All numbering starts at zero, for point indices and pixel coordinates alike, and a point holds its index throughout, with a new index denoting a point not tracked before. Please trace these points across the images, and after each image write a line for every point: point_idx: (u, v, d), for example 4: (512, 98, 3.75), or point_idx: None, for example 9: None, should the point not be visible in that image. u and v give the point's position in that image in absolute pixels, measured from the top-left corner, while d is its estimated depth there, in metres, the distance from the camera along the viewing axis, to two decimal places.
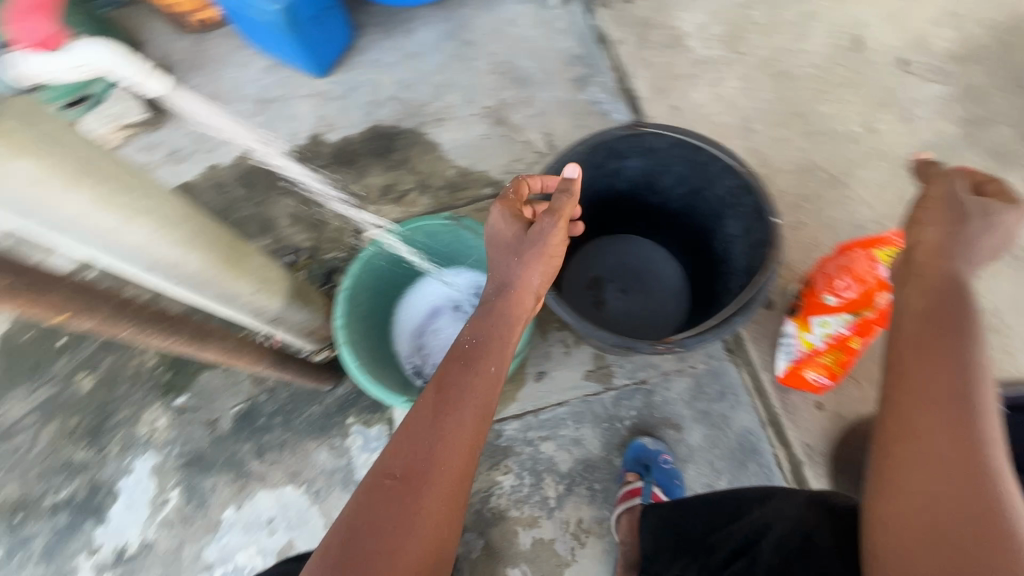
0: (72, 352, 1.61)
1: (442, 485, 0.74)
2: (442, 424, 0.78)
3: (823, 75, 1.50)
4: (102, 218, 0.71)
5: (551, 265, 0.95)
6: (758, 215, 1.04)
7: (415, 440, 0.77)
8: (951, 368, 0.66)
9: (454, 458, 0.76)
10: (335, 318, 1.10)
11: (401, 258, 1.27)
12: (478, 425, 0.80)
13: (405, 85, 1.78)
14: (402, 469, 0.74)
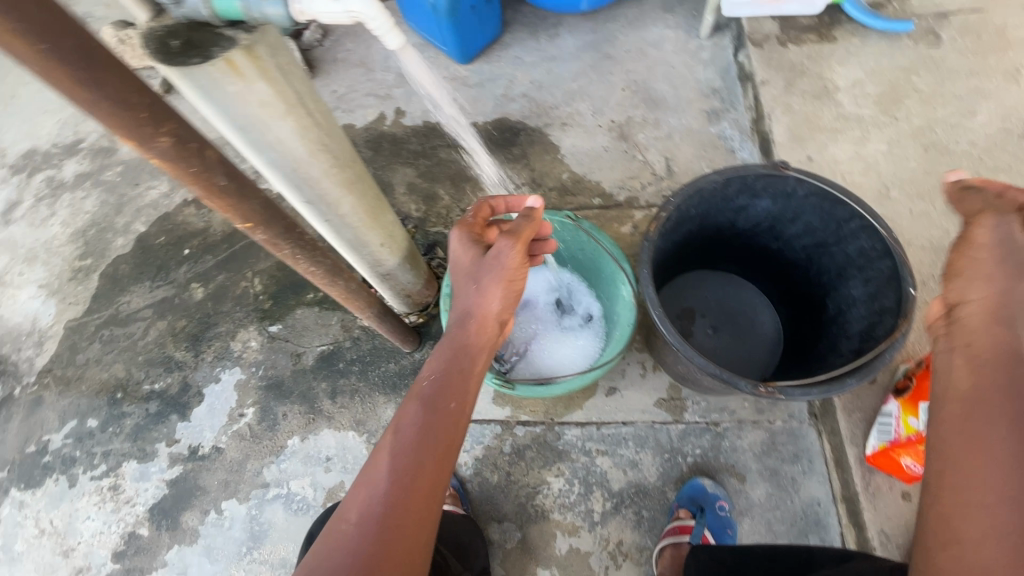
0: (192, 264, 1.77)
1: (401, 548, 0.65)
2: (396, 479, 0.69)
3: (980, 156, 1.42)
4: (296, 141, 0.76)
5: (517, 284, 0.90)
6: (893, 283, 0.99)
7: (364, 504, 0.67)
8: (985, 444, 0.59)
9: (407, 505, 0.67)
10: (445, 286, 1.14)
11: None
12: (437, 471, 0.71)
13: (539, 84, 1.84)
14: (353, 543, 0.64)
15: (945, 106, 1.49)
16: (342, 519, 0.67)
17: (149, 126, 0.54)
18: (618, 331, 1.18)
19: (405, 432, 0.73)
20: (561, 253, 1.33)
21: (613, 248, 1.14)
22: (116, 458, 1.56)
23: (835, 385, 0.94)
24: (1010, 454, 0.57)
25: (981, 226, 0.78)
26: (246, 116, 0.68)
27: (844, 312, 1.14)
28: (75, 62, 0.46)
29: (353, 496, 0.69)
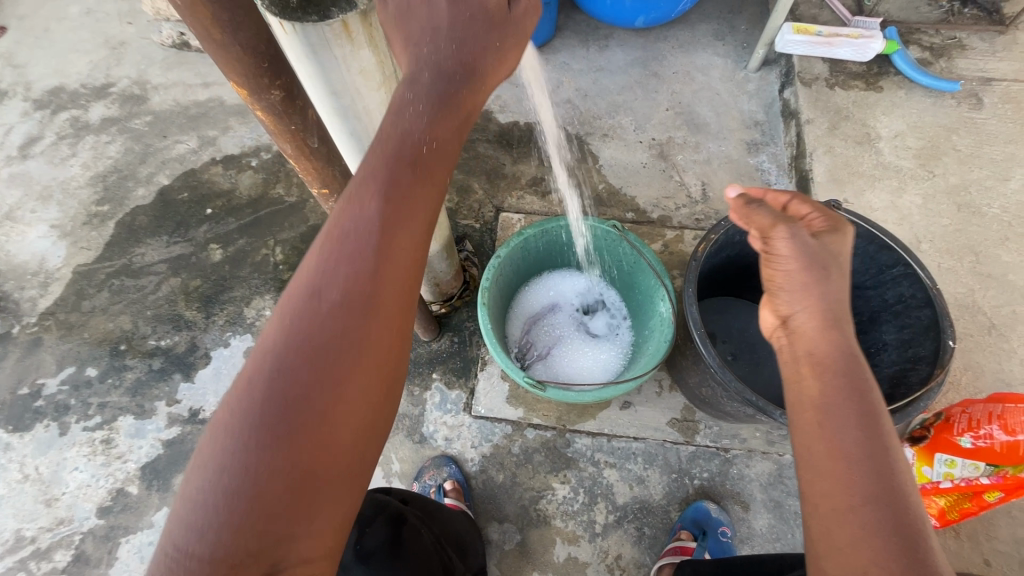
0: (213, 224, 1.73)
1: (360, 373, 0.53)
2: (348, 293, 0.53)
3: (1009, 221, 1.46)
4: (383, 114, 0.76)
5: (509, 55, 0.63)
6: (930, 332, 1.01)
7: (305, 324, 0.51)
8: (837, 457, 0.61)
9: (379, 328, 0.54)
10: (483, 278, 1.13)
11: (552, 246, 1.29)
12: (408, 289, 0.57)
13: (584, 93, 1.84)
14: (292, 376, 0.50)
15: (981, 169, 1.52)
16: (273, 346, 0.51)
17: (267, 79, 0.61)
18: (651, 348, 1.17)
19: (355, 232, 0.54)
20: (601, 262, 1.33)
21: (656, 262, 1.13)
22: (112, 411, 1.52)
23: None
24: (859, 453, 0.61)
25: (779, 239, 0.78)
26: (345, 82, 0.68)
27: (873, 355, 1.15)
28: (225, 6, 0.52)
29: (289, 314, 0.52)
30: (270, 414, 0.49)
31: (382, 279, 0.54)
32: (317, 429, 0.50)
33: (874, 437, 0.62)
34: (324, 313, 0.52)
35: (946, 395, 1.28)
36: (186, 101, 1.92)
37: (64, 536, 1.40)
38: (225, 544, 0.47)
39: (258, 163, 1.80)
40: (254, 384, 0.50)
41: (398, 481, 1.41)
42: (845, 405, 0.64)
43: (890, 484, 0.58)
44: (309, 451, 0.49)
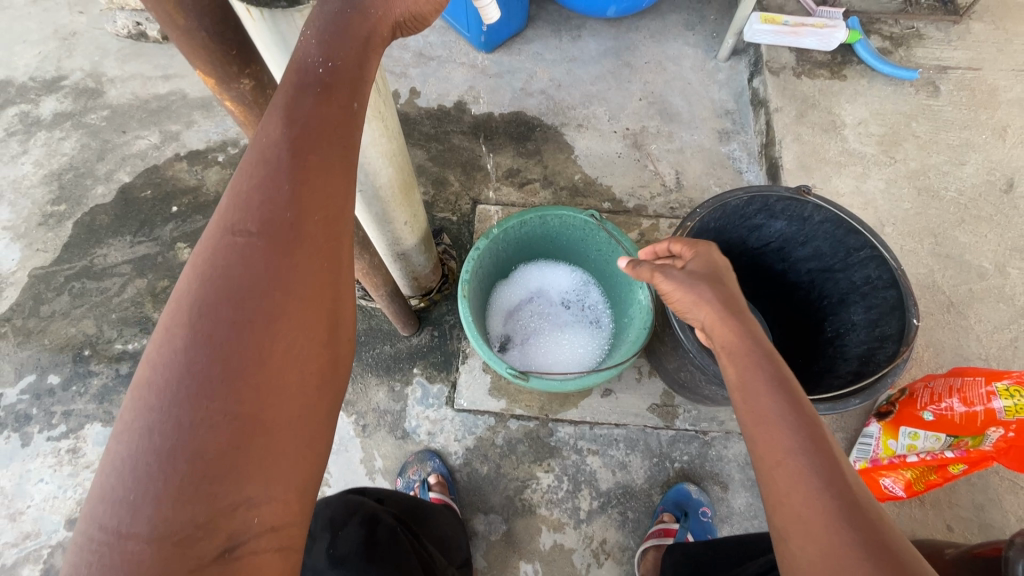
0: (180, 222, 1.67)
1: (295, 308, 0.46)
2: (270, 216, 0.46)
3: (966, 204, 1.52)
4: None
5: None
6: (895, 312, 1.05)
7: (224, 264, 0.45)
8: (759, 423, 0.61)
9: (311, 253, 0.48)
10: (463, 272, 1.11)
11: (530, 236, 1.28)
12: (336, 209, 0.50)
13: (558, 83, 1.84)
14: (216, 311, 0.43)
15: (939, 154, 1.58)
16: (188, 292, 0.44)
17: (234, 66, 0.58)
18: (630, 337, 1.19)
19: (270, 160, 0.48)
20: (580, 249, 1.33)
21: (634, 251, 1.13)
22: (77, 419, 1.46)
23: (840, 403, 0.97)
24: (776, 413, 0.60)
25: (661, 282, 0.81)
26: None
27: (842, 335, 1.19)
28: None
29: (205, 254, 0.45)
30: (197, 363, 0.42)
31: (306, 203, 0.48)
32: (256, 373, 0.43)
33: (793, 395, 0.62)
34: (244, 247, 0.45)
35: (911, 372, 1.34)
36: (145, 94, 1.84)
37: (32, 551, 1.34)
38: (167, 517, 0.39)
39: (225, 158, 1.74)
40: (171, 342, 0.42)
41: (382, 478, 1.39)
42: (760, 373, 0.64)
43: (814, 434, 0.58)
44: (252, 397, 0.43)
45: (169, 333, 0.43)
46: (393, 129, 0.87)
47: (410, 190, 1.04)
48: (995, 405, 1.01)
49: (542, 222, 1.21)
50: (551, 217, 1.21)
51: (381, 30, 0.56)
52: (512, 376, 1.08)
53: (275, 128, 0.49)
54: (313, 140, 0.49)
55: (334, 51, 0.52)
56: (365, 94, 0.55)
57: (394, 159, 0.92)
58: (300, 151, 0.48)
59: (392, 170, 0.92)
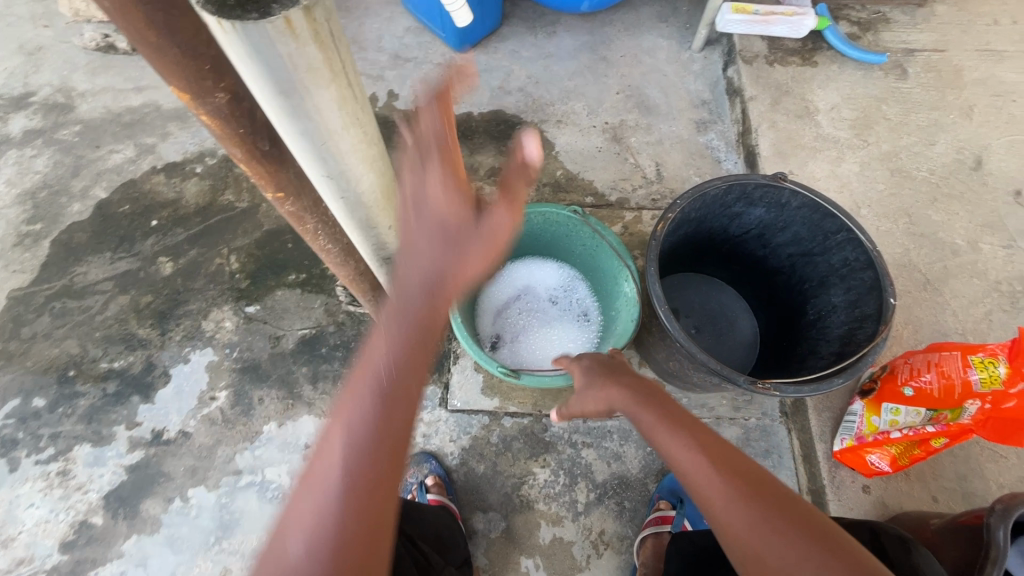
0: (160, 236, 1.65)
1: (376, 482, 0.60)
2: (366, 413, 0.63)
3: (938, 183, 1.56)
4: (333, 113, 0.73)
5: (489, 250, 0.78)
6: (873, 292, 1.07)
7: (332, 445, 0.61)
8: (666, 441, 0.79)
9: (389, 441, 0.63)
10: None
11: (516, 235, 1.29)
12: (410, 409, 0.66)
13: (536, 80, 1.85)
14: (324, 484, 0.59)
15: (910, 135, 1.62)
16: (310, 468, 0.61)
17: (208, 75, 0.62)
18: (618, 329, 1.20)
19: (367, 368, 0.66)
20: (564, 245, 1.35)
21: (617, 242, 1.15)
22: (65, 441, 1.44)
23: (824, 382, 0.99)
24: (673, 429, 0.80)
25: (572, 403, 1.00)
26: (291, 82, 0.65)
27: (824, 317, 1.21)
28: (156, 6, 0.54)
29: (321, 440, 0.63)
30: (309, 523, 0.56)
31: (390, 402, 0.65)
32: (348, 536, 0.56)
33: (675, 420, 0.81)
34: (344, 433, 0.62)
35: (891, 350, 1.37)
36: (117, 107, 1.81)
37: None
38: None
39: (203, 169, 1.72)
40: (298, 496, 0.59)
41: None
42: (649, 416, 0.85)
43: (699, 440, 0.76)
44: (340, 554, 0.55)
45: (297, 491, 0.60)
46: (373, 135, 0.86)
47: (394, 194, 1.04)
48: (971, 377, 1.05)
49: (527, 220, 1.23)
50: (535, 214, 1.23)
51: (456, 283, 0.77)
52: (504, 374, 1.08)
53: (373, 343, 0.69)
54: (402, 357, 0.68)
55: (422, 286, 0.74)
56: (439, 322, 0.76)
57: (375, 164, 0.91)
58: (388, 363, 0.66)
59: (373, 174, 0.91)
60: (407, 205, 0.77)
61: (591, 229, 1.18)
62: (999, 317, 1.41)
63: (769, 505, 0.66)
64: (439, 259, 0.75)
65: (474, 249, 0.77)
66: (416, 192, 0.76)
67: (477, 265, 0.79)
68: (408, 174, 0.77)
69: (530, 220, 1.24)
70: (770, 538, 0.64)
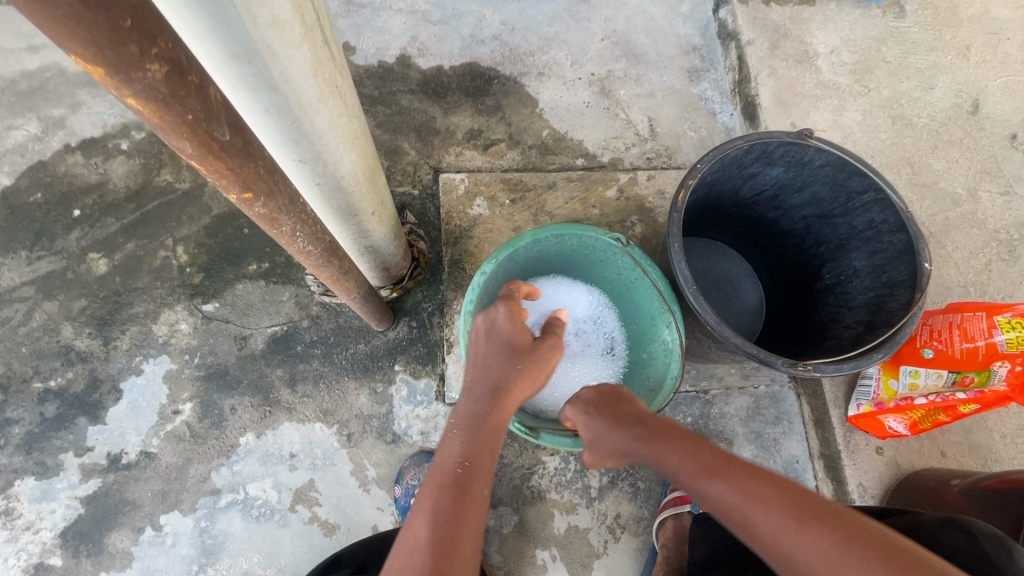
0: (86, 229, 1.40)
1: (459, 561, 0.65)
2: (449, 495, 0.70)
3: (938, 130, 1.50)
4: (306, 81, 0.57)
5: (541, 377, 0.88)
6: (904, 257, 1.01)
7: (420, 525, 0.67)
8: (703, 483, 0.76)
9: (466, 527, 0.68)
10: (467, 304, 0.98)
11: (541, 255, 1.14)
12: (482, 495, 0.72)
13: (511, 26, 1.64)
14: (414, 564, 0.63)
15: (909, 79, 1.54)
16: (400, 545, 0.67)
17: (127, 27, 0.36)
18: (655, 378, 1.08)
19: (449, 458, 0.74)
20: (596, 269, 1.19)
21: (664, 284, 1.02)
22: (4, 476, 1.25)
23: (863, 359, 0.93)
24: (706, 470, 0.77)
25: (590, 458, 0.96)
26: (251, 42, 0.48)
27: (843, 283, 1.15)
28: None
29: (408, 518, 0.69)
30: None
31: (467, 493, 0.71)
32: None
33: (705, 461, 0.78)
34: (431, 513, 0.68)
35: None
36: (8, 71, 1.48)
37: None
38: None
39: (129, 145, 1.45)
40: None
41: (377, 488, 1.28)
42: (680, 465, 0.81)
43: (737, 475, 0.74)
44: None
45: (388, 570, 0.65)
46: (352, 105, 0.69)
47: (376, 174, 0.86)
48: (997, 338, 1.02)
49: (560, 240, 1.08)
50: (572, 237, 1.08)
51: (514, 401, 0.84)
52: (522, 433, 0.98)
53: (452, 432, 0.78)
54: (476, 458, 0.74)
55: (487, 397, 0.82)
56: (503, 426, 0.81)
57: (357, 141, 0.74)
58: (468, 456, 0.74)
59: (354, 155, 0.75)
60: (479, 336, 0.90)
61: (634, 262, 1.04)
62: (999, 266, 1.39)
63: (825, 527, 0.65)
64: (497, 380, 0.83)
65: (529, 374, 0.86)
66: (486, 327, 0.89)
67: (530, 388, 0.86)
68: (481, 317, 0.91)
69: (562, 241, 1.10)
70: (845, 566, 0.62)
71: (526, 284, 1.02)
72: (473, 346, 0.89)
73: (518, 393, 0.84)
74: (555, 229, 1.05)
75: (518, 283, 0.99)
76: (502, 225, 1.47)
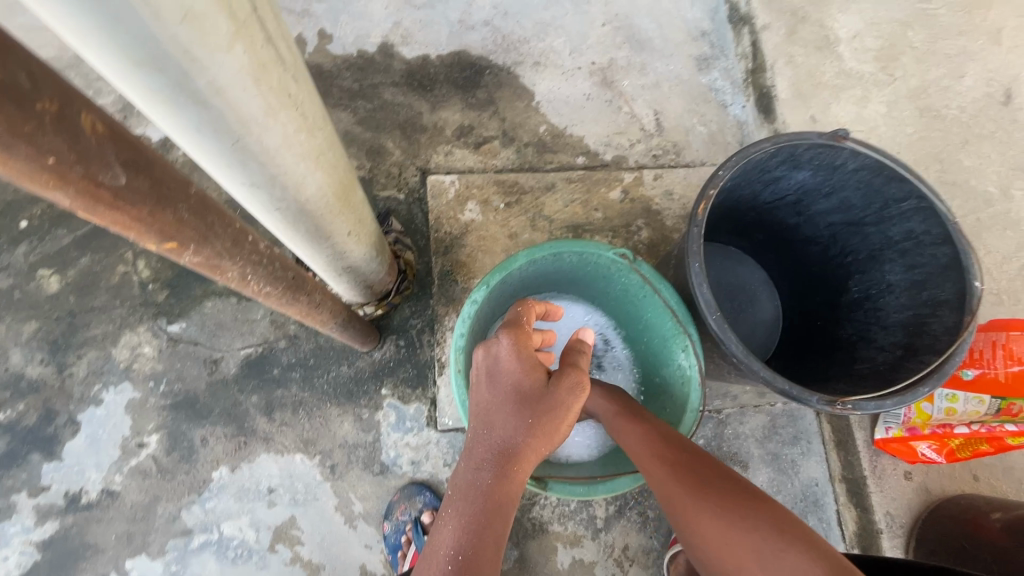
0: (35, 242, 1.26)
1: None
2: None
3: (969, 122, 1.38)
4: (246, 93, 0.44)
5: (558, 431, 0.76)
6: (949, 274, 0.90)
7: None
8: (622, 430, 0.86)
9: None
10: (455, 339, 0.88)
11: (539, 277, 1.02)
12: None
13: (504, 10, 1.49)
14: None
15: (937, 66, 1.41)
16: None
17: None
18: (667, 409, 0.97)
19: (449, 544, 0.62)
20: (601, 289, 1.06)
21: (678, 306, 0.90)
22: None
23: (908, 393, 0.82)
24: (626, 416, 0.86)
25: None
26: (156, 44, 0.36)
27: (874, 298, 1.04)
28: None
29: None
30: None
31: None
32: None
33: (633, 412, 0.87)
34: None
35: None
36: None
37: None
38: None
39: None
40: None
41: (364, 524, 1.17)
42: (610, 411, 0.89)
43: (651, 427, 0.83)
44: None
45: None
46: (314, 117, 0.56)
47: (350, 191, 0.74)
48: None
49: (559, 260, 0.96)
50: (572, 255, 0.95)
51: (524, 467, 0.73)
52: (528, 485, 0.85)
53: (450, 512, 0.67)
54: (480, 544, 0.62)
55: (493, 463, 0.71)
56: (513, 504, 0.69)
57: (324, 157, 0.62)
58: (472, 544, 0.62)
59: (320, 175, 0.62)
60: (480, 379, 0.79)
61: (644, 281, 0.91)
62: None
63: (703, 477, 0.73)
64: (504, 442, 0.73)
65: (541, 425, 0.74)
66: (487, 364, 0.79)
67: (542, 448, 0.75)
68: (481, 353, 0.79)
69: (562, 261, 0.98)
70: (717, 511, 0.69)
71: (540, 304, 0.92)
72: (475, 399, 0.79)
73: (528, 456, 0.73)
74: (551, 247, 0.92)
75: (532, 302, 0.89)
76: (496, 232, 1.34)
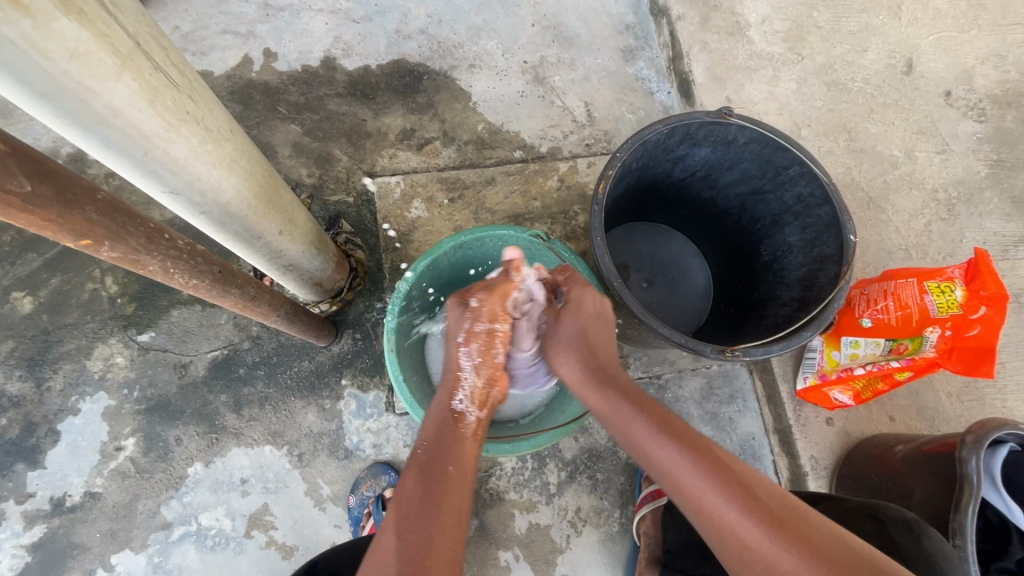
0: (7, 267, 1.34)
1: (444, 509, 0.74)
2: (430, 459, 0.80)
3: (874, 93, 1.49)
4: (142, 112, 0.53)
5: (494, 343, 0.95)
6: (831, 230, 1.01)
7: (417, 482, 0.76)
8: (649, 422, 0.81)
9: (450, 479, 0.78)
10: (388, 320, 0.97)
11: (469, 262, 1.12)
12: (454, 450, 0.83)
13: (438, 19, 1.59)
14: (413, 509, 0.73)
15: (842, 43, 1.52)
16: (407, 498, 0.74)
17: None
18: None
19: (430, 429, 0.85)
20: None
21: (589, 277, 1.02)
22: None
23: (793, 338, 0.93)
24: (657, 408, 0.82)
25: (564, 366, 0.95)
26: (51, 78, 0.45)
27: (779, 259, 1.14)
28: None
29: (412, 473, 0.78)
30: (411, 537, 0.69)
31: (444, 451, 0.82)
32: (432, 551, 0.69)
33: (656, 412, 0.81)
34: (420, 473, 0.78)
35: None
36: None
37: None
38: None
39: None
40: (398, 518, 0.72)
41: (333, 505, 1.26)
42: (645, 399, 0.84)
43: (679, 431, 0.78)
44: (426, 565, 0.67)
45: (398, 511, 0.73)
46: (219, 128, 0.65)
47: (272, 192, 0.82)
48: (927, 302, 1.02)
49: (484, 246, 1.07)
50: (492, 239, 1.06)
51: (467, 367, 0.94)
52: None
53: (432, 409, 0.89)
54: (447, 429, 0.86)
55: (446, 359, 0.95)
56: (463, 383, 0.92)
57: (237, 163, 0.70)
58: (442, 428, 0.86)
59: (236, 180, 0.71)
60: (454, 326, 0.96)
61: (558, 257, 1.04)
62: (937, 228, 1.39)
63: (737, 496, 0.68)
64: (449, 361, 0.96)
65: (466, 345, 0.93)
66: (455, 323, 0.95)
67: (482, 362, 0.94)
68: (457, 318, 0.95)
69: (488, 246, 1.08)
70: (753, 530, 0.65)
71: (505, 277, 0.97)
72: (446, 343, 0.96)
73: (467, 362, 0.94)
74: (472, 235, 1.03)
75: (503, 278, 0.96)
76: (442, 227, 1.44)
